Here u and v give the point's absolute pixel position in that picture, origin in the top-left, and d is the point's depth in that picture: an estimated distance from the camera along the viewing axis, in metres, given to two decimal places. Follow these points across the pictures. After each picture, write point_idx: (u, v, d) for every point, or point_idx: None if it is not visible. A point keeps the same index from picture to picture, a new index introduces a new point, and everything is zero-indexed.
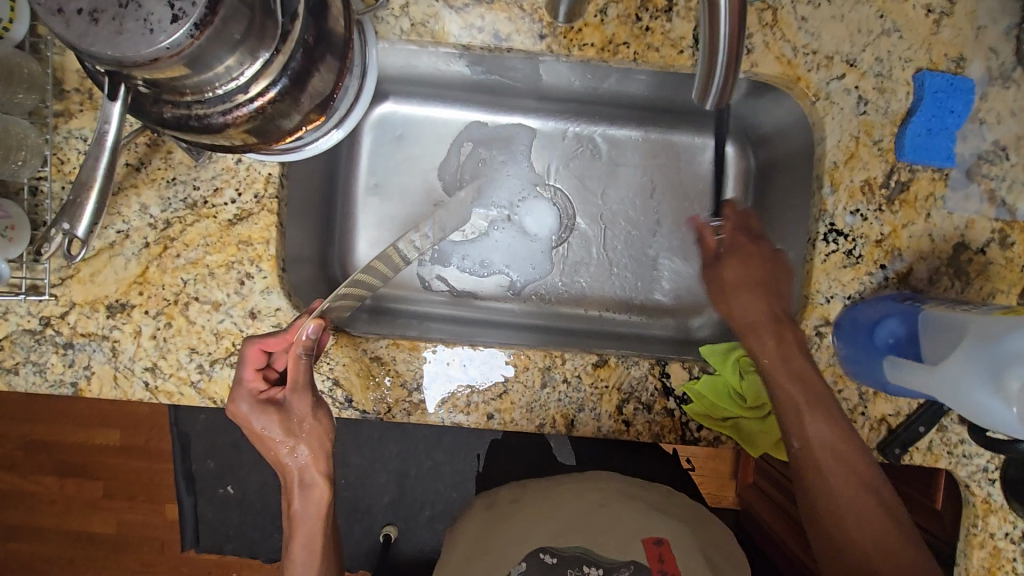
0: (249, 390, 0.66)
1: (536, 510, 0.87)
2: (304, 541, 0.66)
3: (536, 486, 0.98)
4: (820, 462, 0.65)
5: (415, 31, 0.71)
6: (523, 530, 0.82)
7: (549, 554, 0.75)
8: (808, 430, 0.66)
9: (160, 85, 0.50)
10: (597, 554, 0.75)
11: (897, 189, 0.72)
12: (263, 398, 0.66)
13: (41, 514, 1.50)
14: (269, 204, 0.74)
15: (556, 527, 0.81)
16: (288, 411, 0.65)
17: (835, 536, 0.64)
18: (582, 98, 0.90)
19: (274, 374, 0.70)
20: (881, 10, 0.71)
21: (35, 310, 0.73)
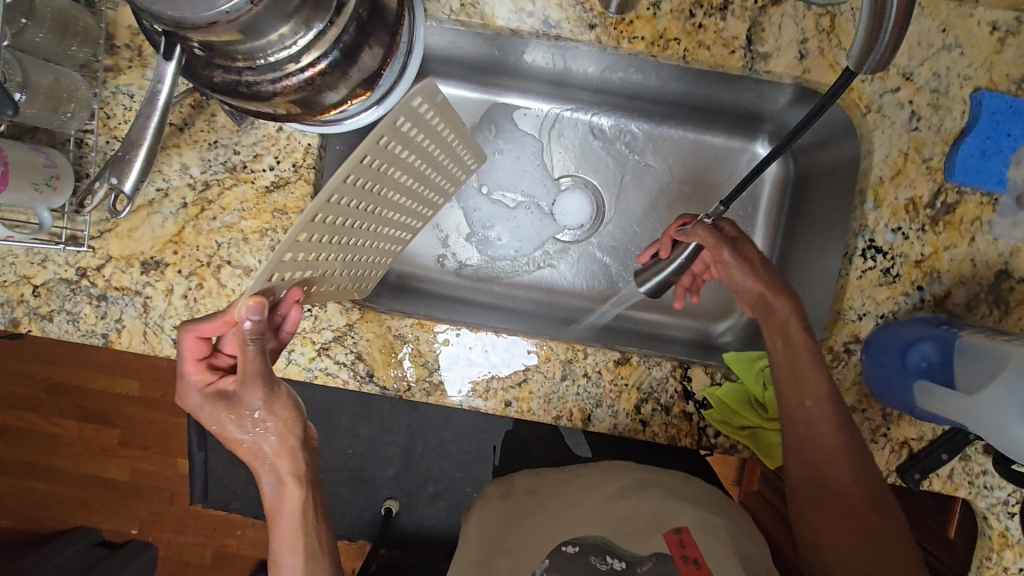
0: (194, 386, 0.61)
1: (554, 507, 0.87)
2: (285, 536, 0.62)
3: (551, 476, 0.97)
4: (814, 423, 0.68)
5: (464, 11, 0.71)
6: (544, 522, 0.84)
7: (570, 545, 0.76)
8: (810, 387, 0.68)
9: (214, 48, 0.51)
10: (621, 546, 0.76)
11: (943, 210, 0.71)
12: (212, 391, 0.61)
13: (57, 456, 1.55)
14: (306, 174, 0.74)
15: (573, 521, 0.82)
16: (239, 403, 0.59)
17: (827, 489, 0.66)
18: (621, 92, 0.88)
19: (223, 361, 0.65)
20: (944, 23, 0.69)
21: (72, 260, 0.75)
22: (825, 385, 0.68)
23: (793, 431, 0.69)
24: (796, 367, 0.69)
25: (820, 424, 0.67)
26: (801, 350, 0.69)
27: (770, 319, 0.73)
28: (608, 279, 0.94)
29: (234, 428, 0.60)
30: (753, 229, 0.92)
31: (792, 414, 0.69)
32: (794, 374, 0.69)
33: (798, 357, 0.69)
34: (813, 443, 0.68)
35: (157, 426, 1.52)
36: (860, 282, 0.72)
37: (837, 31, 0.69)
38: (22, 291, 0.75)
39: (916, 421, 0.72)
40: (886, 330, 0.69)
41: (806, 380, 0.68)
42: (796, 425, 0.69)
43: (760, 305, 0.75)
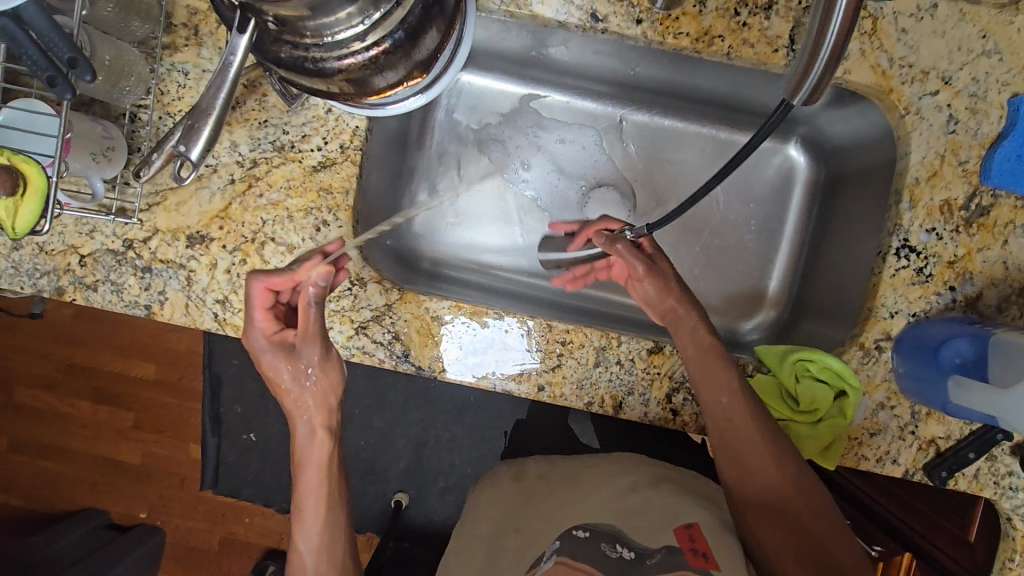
0: (259, 328, 0.67)
1: (567, 492, 0.88)
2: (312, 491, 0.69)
3: (562, 462, 0.99)
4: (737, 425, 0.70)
5: (514, 2, 0.72)
6: (556, 512, 0.82)
7: (581, 529, 0.73)
8: (724, 385, 0.71)
9: (286, 23, 0.52)
10: (632, 538, 0.70)
11: (977, 212, 0.72)
12: (278, 340, 0.67)
13: (70, 437, 1.54)
14: (353, 155, 0.76)
15: (580, 510, 0.79)
16: (297, 357, 0.67)
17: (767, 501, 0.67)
18: (657, 88, 0.90)
19: (282, 310, 0.70)
20: (984, 30, 0.71)
21: (119, 232, 0.76)
22: (735, 379, 0.71)
23: (719, 432, 0.71)
24: (710, 367, 0.72)
25: (740, 419, 0.70)
26: (709, 350, 0.72)
27: (679, 328, 0.75)
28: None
29: (285, 373, 0.68)
30: (782, 229, 0.93)
31: (713, 413, 0.71)
32: (705, 374, 0.71)
33: (708, 358, 0.72)
34: (738, 440, 0.70)
35: (171, 409, 1.53)
36: (893, 280, 0.73)
37: (880, 34, 0.71)
38: (68, 261, 0.76)
39: (944, 420, 0.73)
40: (918, 328, 0.71)
41: (722, 378, 0.71)
42: (720, 425, 0.71)
43: (671, 318, 0.76)
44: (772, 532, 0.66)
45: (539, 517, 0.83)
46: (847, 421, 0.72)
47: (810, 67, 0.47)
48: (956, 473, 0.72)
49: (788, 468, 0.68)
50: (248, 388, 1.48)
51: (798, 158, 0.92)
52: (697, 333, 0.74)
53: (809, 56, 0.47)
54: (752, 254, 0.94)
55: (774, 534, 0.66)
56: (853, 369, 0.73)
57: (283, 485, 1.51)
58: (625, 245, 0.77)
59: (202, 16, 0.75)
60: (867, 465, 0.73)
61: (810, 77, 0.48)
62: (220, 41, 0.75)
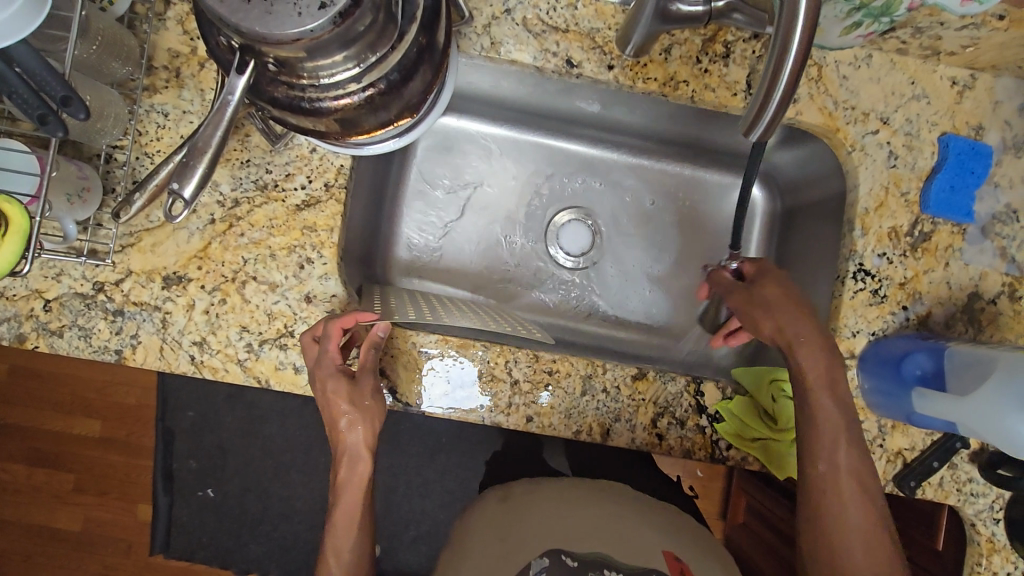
0: (332, 362, 0.70)
1: (546, 506, 0.85)
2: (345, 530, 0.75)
3: (547, 482, 0.95)
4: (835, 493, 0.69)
5: (494, 49, 0.77)
6: (542, 527, 0.79)
7: (570, 557, 0.72)
8: (831, 452, 0.70)
9: (285, 66, 0.54)
10: (617, 561, 0.72)
11: (920, 238, 0.79)
12: (344, 369, 0.71)
13: (3, 504, 1.41)
14: (338, 194, 0.77)
15: (569, 532, 0.78)
16: (357, 386, 0.71)
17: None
18: (624, 129, 0.95)
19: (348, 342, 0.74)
20: (912, 78, 0.79)
21: (89, 274, 0.73)
22: (848, 451, 0.70)
23: (815, 498, 0.71)
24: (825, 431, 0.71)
25: (844, 491, 0.69)
26: (833, 419, 0.71)
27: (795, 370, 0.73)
28: (610, 304, 0.98)
29: (343, 403, 0.70)
30: (745, 258, 0.99)
31: (814, 481, 0.71)
32: (821, 437, 0.71)
33: (829, 425, 0.71)
34: (834, 520, 0.69)
35: (118, 470, 1.41)
36: (853, 302, 0.78)
37: (825, 80, 0.78)
38: (32, 306, 0.72)
39: (908, 432, 0.78)
40: (878, 345, 0.77)
41: (834, 450, 0.70)
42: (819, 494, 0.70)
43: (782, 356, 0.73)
44: None
45: (524, 532, 0.80)
46: None
47: (769, 97, 0.50)
48: (923, 483, 0.77)
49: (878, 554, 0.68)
50: (204, 443, 1.41)
51: (756, 192, 0.99)
52: (830, 386, 0.72)
53: (766, 91, 0.50)
54: None
55: None
56: None
57: (243, 543, 1.42)
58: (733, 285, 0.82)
59: (184, 58, 0.75)
60: None
61: (768, 110, 0.51)
62: (202, 83, 0.75)
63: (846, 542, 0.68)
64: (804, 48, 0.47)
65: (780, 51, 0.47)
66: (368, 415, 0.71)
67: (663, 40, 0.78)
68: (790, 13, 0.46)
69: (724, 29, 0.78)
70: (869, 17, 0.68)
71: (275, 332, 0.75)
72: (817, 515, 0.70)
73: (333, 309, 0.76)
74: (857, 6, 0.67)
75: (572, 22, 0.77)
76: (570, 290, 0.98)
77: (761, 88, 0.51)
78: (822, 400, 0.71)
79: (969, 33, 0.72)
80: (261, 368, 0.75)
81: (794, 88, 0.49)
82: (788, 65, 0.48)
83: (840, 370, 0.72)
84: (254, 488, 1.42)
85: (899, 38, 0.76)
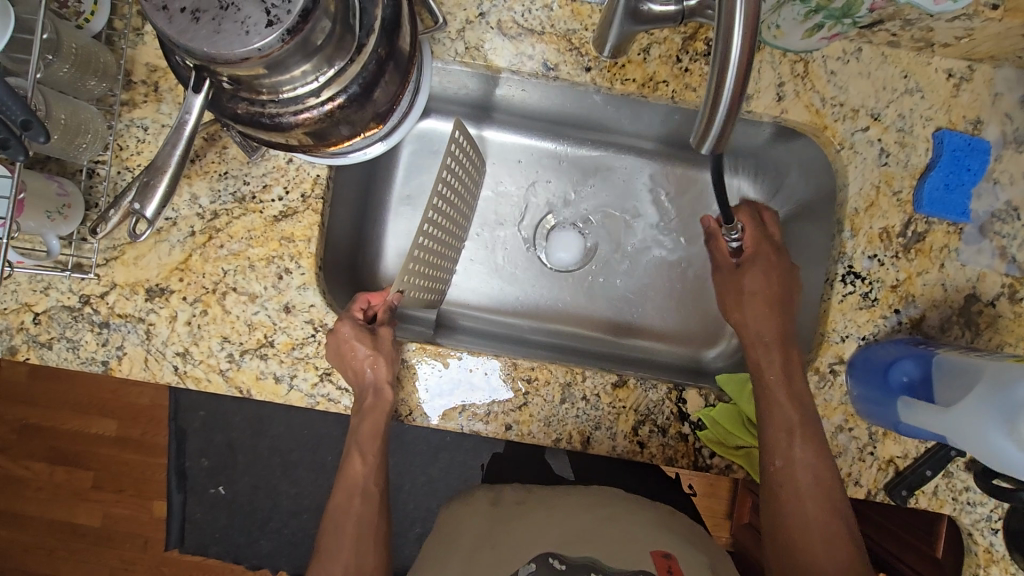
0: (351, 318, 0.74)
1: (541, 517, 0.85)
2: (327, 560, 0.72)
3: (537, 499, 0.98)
4: (793, 488, 0.69)
5: (468, 54, 0.76)
6: (532, 534, 0.80)
7: (557, 559, 0.71)
8: (790, 451, 0.70)
9: (241, 83, 0.53)
10: (608, 564, 0.71)
11: (913, 238, 0.76)
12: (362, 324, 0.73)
13: (26, 500, 1.46)
14: (315, 204, 0.77)
15: (567, 536, 0.78)
16: (377, 334, 0.73)
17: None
18: (629, 133, 0.94)
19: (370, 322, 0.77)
20: (905, 71, 0.76)
21: (75, 287, 0.75)
22: (801, 448, 0.70)
23: (771, 497, 0.71)
24: (782, 430, 0.71)
25: (797, 490, 0.69)
26: (786, 404, 0.71)
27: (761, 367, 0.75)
28: (625, 303, 0.97)
29: (361, 349, 0.71)
30: None
31: (769, 479, 0.71)
32: (772, 431, 0.71)
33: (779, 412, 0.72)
34: (789, 510, 0.69)
35: (133, 468, 1.45)
36: (842, 306, 0.76)
37: (811, 76, 0.76)
38: (22, 319, 0.74)
39: (901, 440, 0.75)
40: (868, 350, 0.74)
41: (784, 439, 0.71)
42: (777, 491, 0.71)
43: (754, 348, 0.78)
44: None
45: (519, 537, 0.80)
46: None
47: (718, 97, 0.46)
48: (916, 492, 0.74)
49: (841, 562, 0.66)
50: (215, 440, 1.43)
51: (748, 191, 0.96)
52: (789, 374, 0.73)
53: (714, 92, 0.46)
54: (711, 284, 0.97)
55: None
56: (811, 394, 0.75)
57: (253, 539, 1.45)
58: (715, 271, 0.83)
59: (162, 73, 0.76)
60: None
61: (717, 122, 0.48)
62: (179, 96, 0.76)
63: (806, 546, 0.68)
64: (750, 39, 0.43)
65: (723, 57, 0.44)
66: (386, 357, 0.72)
67: (641, 39, 0.76)
68: (729, 17, 0.43)
69: (704, 27, 0.76)
70: (830, 19, 0.66)
71: (255, 342, 0.76)
72: (774, 511, 0.71)
73: (313, 319, 0.76)
74: (816, 7, 0.65)
75: (547, 23, 0.76)
76: (584, 292, 0.97)
77: (710, 87, 0.46)
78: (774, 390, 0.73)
79: (963, 25, 0.69)
80: (242, 378, 0.75)
81: (741, 92, 0.46)
82: (730, 79, 0.44)
83: (797, 365, 0.74)
84: (262, 486, 1.45)
85: (889, 30, 0.73)
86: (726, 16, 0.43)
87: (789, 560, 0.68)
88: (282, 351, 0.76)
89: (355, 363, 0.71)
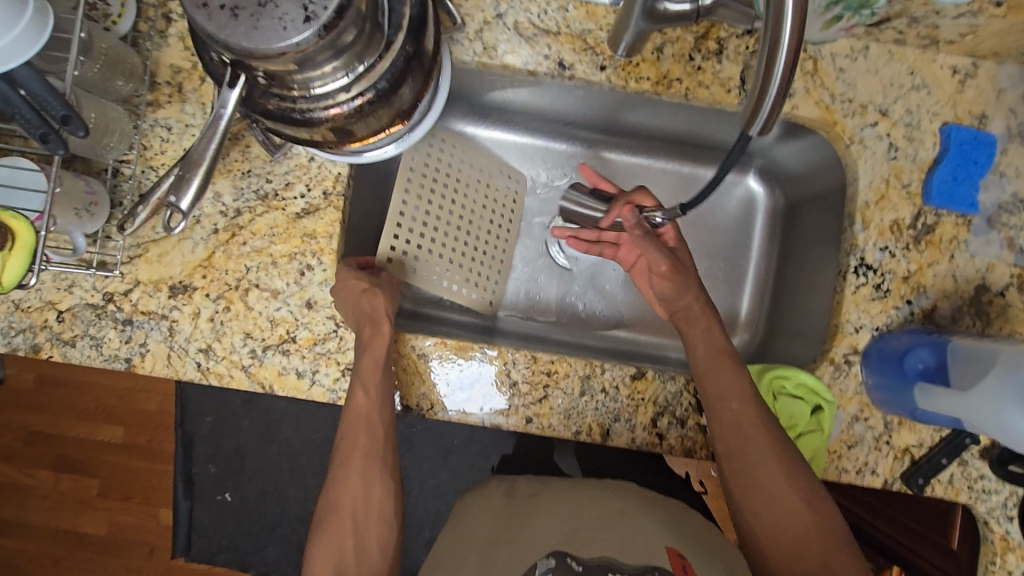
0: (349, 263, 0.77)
1: (553, 515, 0.82)
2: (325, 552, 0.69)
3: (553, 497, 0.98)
4: (744, 425, 0.71)
5: (486, 54, 0.78)
6: (542, 531, 0.78)
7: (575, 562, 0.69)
8: (736, 391, 0.73)
9: (275, 78, 0.55)
10: (623, 561, 0.69)
11: (923, 230, 0.77)
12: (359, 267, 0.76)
13: (31, 509, 1.45)
14: (336, 202, 0.79)
15: (578, 535, 0.76)
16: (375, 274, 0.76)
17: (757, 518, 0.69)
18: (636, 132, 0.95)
19: None
20: (911, 68, 0.78)
21: (100, 285, 0.75)
22: (745, 388, 0.73)
23: (723, 435, 0.72)
24: (723, 371, 0.74)
25: (749, 427, 0.71)
26: (713, 355, 0.76)
27: (690, 327, 0.80)
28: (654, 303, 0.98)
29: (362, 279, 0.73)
30: (748, 254, 0.98)
31: (722, 421, 0.72)
32: (717, 376, 0.74)
33: (714, 356, 0.76)
34: (746, 450, 0.70)
35: (140, 475, 1.44)
36: (855, 297, 0.77)
37: (821, 73, 0.78)
38: (45, 317, 0.75)
39: (915, 428, 0.76)
40: (882, 340, 0.76)
41: (729, 382, 0.73)
42: (729, 433, 0.71)
43: (681, 317, 0.82)
44: (777, 540, 0.68)
45: (534, 535, 0.78)
46: (823, 433, 0.75)
47: (763, 96, 0.48)
48: (932, 480, 0.75)
49: (802, 489, 0.69)
50: (223, 446, 1.43)
51: (758, 188, 0.98)
52: (710, 335, 0.78)
53: (759, 92, 0.48)
54: (721, 280, 0.98)
55: (779, 539, 0.67)
56: (826, 383, 0.76)
57: (262, 546, 1.44)
58: (647, 236, 0.81)
59: (186, 74, 0.78)
60: (848, 477, 0.75)
61: (763, 107, 0.49)
62: (203, 97, 0.77)
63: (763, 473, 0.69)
64: (799, 29, 0.44)
65: (772, 43, 0.45)
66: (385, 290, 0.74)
67: (655, 39, 0.78)
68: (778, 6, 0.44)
69: (716, 26, 0.78)
70: (849, 9, 0.68)
71: (278, 338, 0.77)
72: (732, 450, 0.71)
73: (334, 314, 0.77)
74: None
75: (563, 24, 0.78)
76: (603, 297, 0.99)
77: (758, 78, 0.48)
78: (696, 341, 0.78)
79: (967, 22, 0.71)
80: (264, 374, 0.76)
81: (790, 78, 0.47)
82: (778, 67, 0.46)
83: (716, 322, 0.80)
84: (271, 492, 1.44)
85: (896, 28, 0.75)
86: (777, 5, 0.44)
87: (752, 488, 0.70)
88: (303, 346, 0.77)
89: (354, 301, 0.73)
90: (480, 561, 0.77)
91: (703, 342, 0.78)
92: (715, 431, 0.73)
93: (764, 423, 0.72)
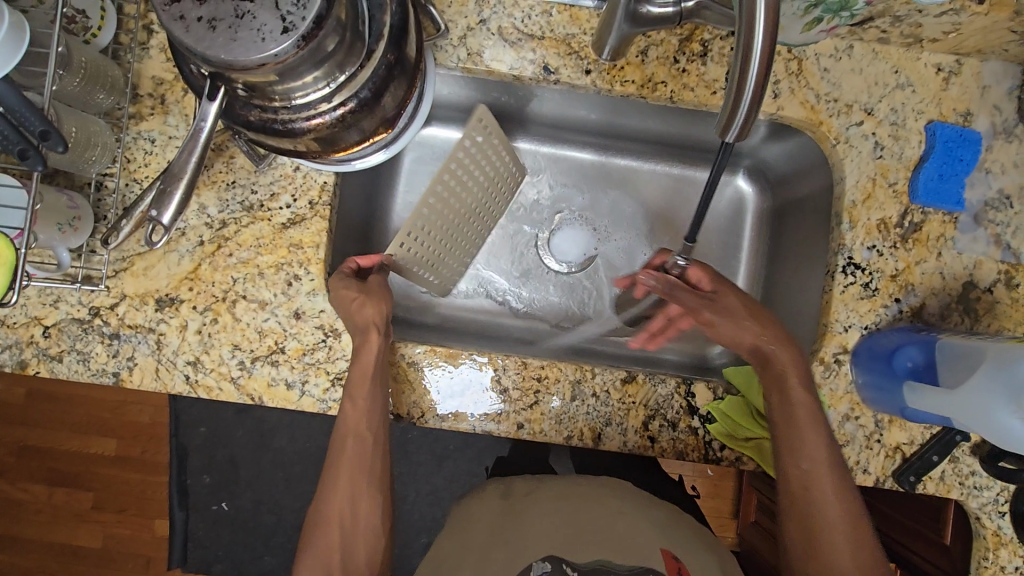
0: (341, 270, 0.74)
1: (548, 514, 0.82)
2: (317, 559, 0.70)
3: None
4: (812, 489, 0.70)
5: (471, 59, 0.77)
6: (536, 532, 0.78)
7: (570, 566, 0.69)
8: (809, 454, 0.71)
9: (255, 90, 0.54)
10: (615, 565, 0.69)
11: (911, 228, 0.78)
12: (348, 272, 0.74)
13: (25, 523, 1.44)
14: (323, 211, 0.78)
15: (572, 538, 0.75)
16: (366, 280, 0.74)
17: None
18: (625, 134, 0.95)
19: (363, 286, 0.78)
20: (895, 66, 0.78)
21: (85, 300, 0.75)
22: (822, 449, 0.71)
23: (793, 495, 0.72)
24: (803, 429, 0.71)
25: (818, 491, 0.70)
26: (800, 413, 0.72)
27: (768, 374, 0.75)
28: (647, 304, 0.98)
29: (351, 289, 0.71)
30: (738, 254, 0.98)
31: (790, 478, 0.72)
32: (793, 434, 0.71)
33: (805, 415, 0.71)
34: (814, 515, 0.70)
35: (134, 487, 1.43)
36: (843, 296, 0.77)
37: (805, 73, 0.78)
38: (31, 333, 0.74)
39: (906, 426, 0.76)
40: (871, 339, 0.76)
41: (816, 445, 0.71)
42: (798, 496, 0.71)
43: (762, 363, 0.76)
44: None
45: (528, 539, 0.78)
46: None
47: (740, 95, 0.48)
48: (924, 478, 0.75)
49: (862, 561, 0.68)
50: (217, 456, 1.42)
51: (746, 188, 0.98)
52: (787, 389, 0.73)
53: (737, 91, 0.48)
54: None
55: None
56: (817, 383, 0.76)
57: (258, 555, 1.43)
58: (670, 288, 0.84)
59: (168, 85, 0.77)
60: None
61: (740, 110, 0.49)
62: (185, 108, 0.77)
63: (829, 542, 0.69)
64: (772, 29, 0.45)
65: (747, 38, 0.45)
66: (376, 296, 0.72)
67: (639, 42, 0.78)
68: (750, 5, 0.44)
69: (700, 28, 0.78)
70: (828, 13, 0.68)
71: (266, 349, 0.76)
72: (796, 511, 0.71)
73: (323, 324, 0.77)
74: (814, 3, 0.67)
75: (547, 28, 0.78)
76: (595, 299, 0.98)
77: (734, 77, 0.48)
78: (772, 393, 0.74)
79: (950, 19, 0.71)
80: (254, 386, 0.76)
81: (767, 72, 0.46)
82: (753, 68, 0.46)
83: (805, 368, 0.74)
84: (266, 500, 1.44)
85: (879, 27, 0.75)
86: (749, 8, 0.44)
87: (809, 546, 0.70)
88: (293, 357, 0.76)
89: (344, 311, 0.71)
90: (474, 569, 0.77)
91: (801, 394, 0.72)
92: (785, 490, 0.72)
93: (838, 485, 0.70)
